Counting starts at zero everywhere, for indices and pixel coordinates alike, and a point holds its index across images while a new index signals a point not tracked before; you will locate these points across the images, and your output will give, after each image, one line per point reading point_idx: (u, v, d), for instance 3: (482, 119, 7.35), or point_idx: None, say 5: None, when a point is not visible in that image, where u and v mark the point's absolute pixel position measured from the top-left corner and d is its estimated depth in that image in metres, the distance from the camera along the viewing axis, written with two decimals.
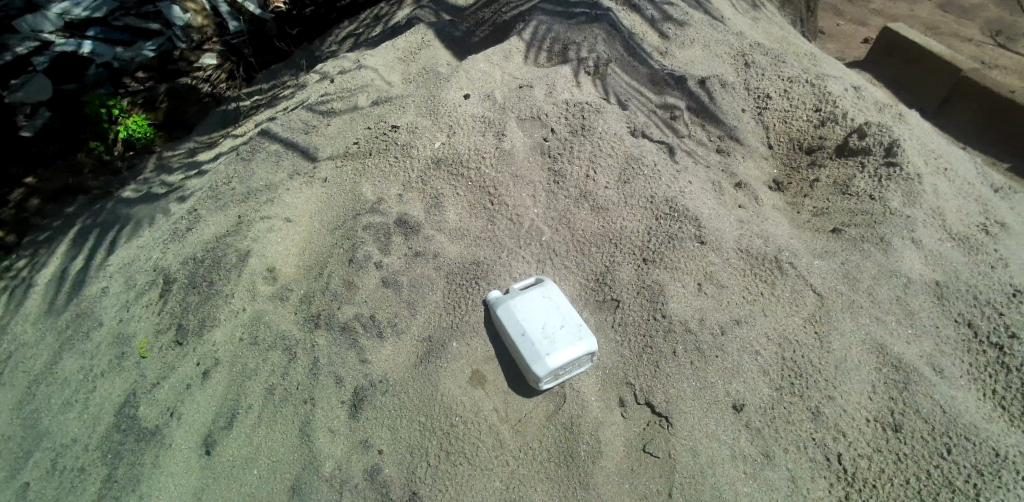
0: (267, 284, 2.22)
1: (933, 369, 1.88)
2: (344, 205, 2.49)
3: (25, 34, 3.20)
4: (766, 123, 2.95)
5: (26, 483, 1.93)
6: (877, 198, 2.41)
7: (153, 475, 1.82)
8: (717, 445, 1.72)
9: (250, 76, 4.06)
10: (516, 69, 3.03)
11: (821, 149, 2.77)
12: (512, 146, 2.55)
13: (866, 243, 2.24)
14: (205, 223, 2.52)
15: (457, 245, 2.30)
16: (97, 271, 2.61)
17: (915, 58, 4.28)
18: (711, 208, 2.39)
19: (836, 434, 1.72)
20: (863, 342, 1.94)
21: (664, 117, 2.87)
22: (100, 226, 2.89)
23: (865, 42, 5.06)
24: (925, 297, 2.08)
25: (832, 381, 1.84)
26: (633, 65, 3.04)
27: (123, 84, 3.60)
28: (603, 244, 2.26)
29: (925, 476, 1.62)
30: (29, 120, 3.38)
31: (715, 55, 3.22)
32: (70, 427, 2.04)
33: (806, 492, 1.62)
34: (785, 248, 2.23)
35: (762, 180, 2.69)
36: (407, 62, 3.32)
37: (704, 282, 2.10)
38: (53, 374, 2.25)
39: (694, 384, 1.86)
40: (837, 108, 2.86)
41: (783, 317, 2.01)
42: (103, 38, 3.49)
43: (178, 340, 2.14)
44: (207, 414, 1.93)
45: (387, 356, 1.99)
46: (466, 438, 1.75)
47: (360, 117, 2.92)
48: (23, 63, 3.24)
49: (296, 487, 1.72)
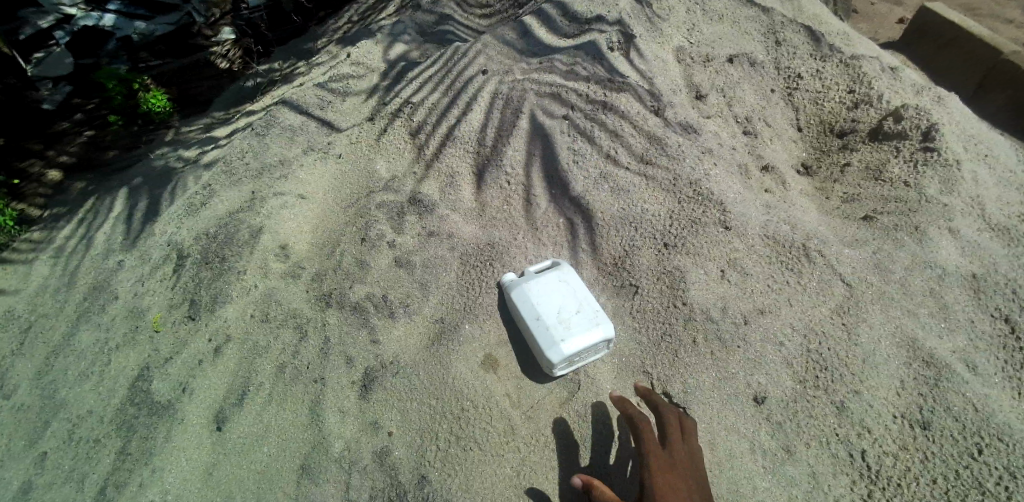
0: (279, 262, 2.19)
1: (966, 366, 1.78)
2: (357, 183, 2.45)
3: (46, 8, 3.46)
4: (796, 105, 2.82)
5: (43, 453, 1.96)
6: (911, 185, 2.29)
7: (166, 450, 1.83)
8: (735, 438, 1.68)
9: (264, 51, 4.02)
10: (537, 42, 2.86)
11: (853, 132, 2.64)
12: (530, 125, 2.46)
13: (900, 232, 2.13)
14: (218, 199, 2.49)
15: (471, 226, 2.25)
16: (115, 245, 2.61)
17: (949, 43, 4.04)
18: (737, 192, 2.27)
19: (860, 430, 1.65)
20: (894, 335, 1.85)
21: (690, 95, 2.71)
22: (117, 201, 2.90)
23: (901, 22, 4.79)
24: (961, 289, 1.98)
25: (858, 376, 1.76)
26: (662, 40, 2.90)
27: (142, 60, 3.81)
28: (623, 228, 2.18)
29: (954, 476, 1.54)
30: (49, 94, 3.58)
31: (746, 33, 3.08)
32: (86, 398, 2.07)
33: (827, 490, 1.56)
34: (815, 236, 2.12)
35: (790, 163, 2.57)
36: (424, 40, 3.25)
37: (728, 269, 2.02)
38: (70, 347, 2.27)
39: (715, 375, 1.80)
40: (872, 90, 2.73)
41: (808, 307, 1.93)
42: (123, 12, 3.72)
43: (191, 315, 2.14)
44: (218, 390, 1.93)
45: (399, 336, 1.96)
46: (477, 423, 1.71)
47: (375, 93, 2.86)
48: (44, 37, 3.49)
49: (305, 466, 1.71)
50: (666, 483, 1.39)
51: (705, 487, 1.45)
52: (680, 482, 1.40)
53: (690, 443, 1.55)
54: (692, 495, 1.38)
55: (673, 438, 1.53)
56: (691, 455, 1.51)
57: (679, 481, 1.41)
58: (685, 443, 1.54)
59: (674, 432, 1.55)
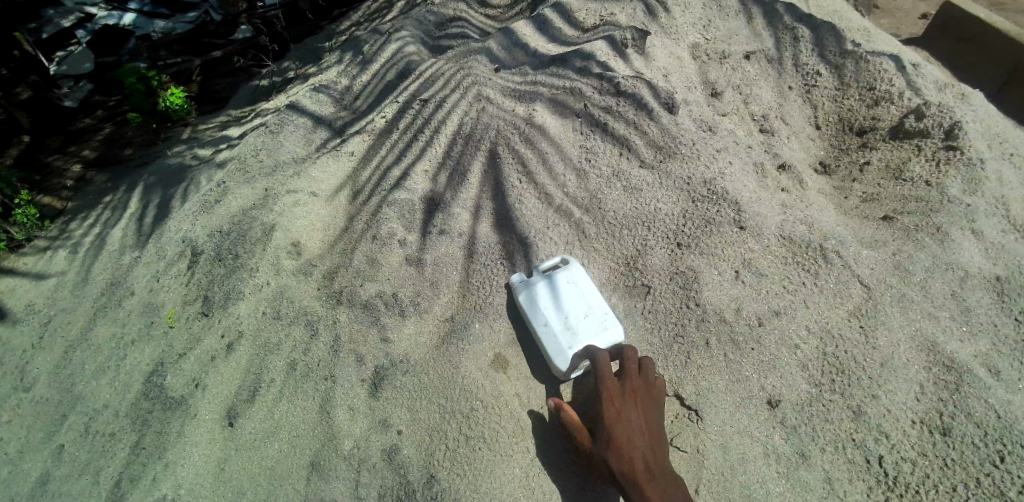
0: (291, 259, 2.20)
1: (989, 371, 1.72)
2: (368, 181, 2.45)
3: (69, 7, 3.52)
4: (813, 102, 2.77)
5: (60, 446, 2.01)
6: (933, 184, 2.23)
7: (179, 444, 1.86)
8: (749, 442, 1.66)
9: (282, 49, 4.01)
10: (536, 49, 2.79)
11: (873, 130, 2.58)
12: (541, 122, 2.41)
13: (921, 233, 2.08)
14: (232, 196, 2.51)
15: (482, 225, 2.24)
16: (132, 241, 2.65)
17: (972, 37, 3.94)
18: (752, 191, 2.22)
19: (878, 435, 1.62)
20: (913, 339, 1.80)
21: (705, 93, 2.67)
22: (134, 197, 2.94)
23: (923, 18, 4.66)
24: (984, 293, 1.91)
25: (876, 379, 1.71)
26: (676, 37, 2.86)
27: (160, 58, 3.83)
28: (635, 227, 2.16)
29: (974, 484, 1.50)
30: (71, 92, 3.68)
31: (763, 30, 3.02)
32: (102, 393, 2.11)
33: (843, 495, 1.53)
34: (832, 236, 2.07)
35: (807, 162, 2.52)
36: (436, 40, 3.26)
37: (742, 270, 1.98)
38: (87, 340, 2.32)
39: (728, 377, 1.78)
40: (893, 87, 2.66)
41: (826, 310, 1.89)
42: (143, 11, 3.78)
43: (204, 311, 2.16)
44: (230, 385, 1.95)
45: (409, 334, 1.96)
46: (486, 424, 1.69)
47: (387, 92, 2.86)
48: (66, 35, 3.56)
49: (315, 463, 1.73)
50: (616, 414, 1.49)
51: (657, 413, 1.55)
52: (630, 412, 1.50)
53: (648, 373, 1.61)
54: (640, 422, 1.49)
55: (631, 375, 1.58)
56: (646, 385, 1.58)
57: (629, 410, 1.51)
58: (642, 373, 1.60)
59: (632, 362, 1.60)
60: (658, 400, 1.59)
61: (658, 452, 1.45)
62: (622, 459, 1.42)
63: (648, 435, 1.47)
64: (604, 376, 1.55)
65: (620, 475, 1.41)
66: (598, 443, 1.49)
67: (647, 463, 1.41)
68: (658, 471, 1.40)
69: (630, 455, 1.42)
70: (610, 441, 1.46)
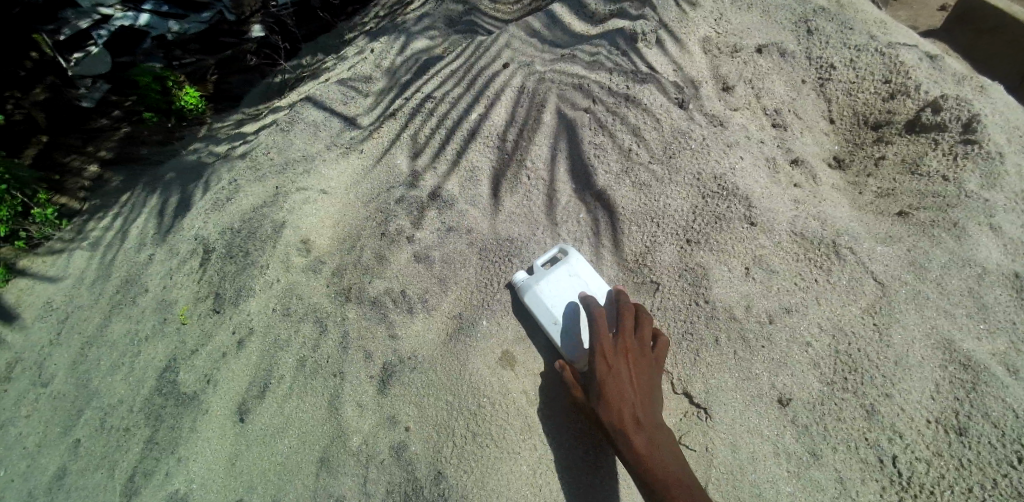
0: (301, 256, 2.21)
1: (1007, 369, 1.68)
2: (379, 178, 2.46)
3: (85, 9, 3.30)
4: (827, 95, 2.70)
5: (77, 441, 2.06)
6: (950, 179, 2.19)
7: (193, 440, 1.89)
8: (759, 441, 1.65)
9: (292, 48, 4.14)
10: (558, 37, 2.85)
11: (889, 124, 2.52)
12: (549, 120, 2.41)
13: (937, 228, 2.04)
14: (243, 194, 2.53)
15: (491, 222, 2.23)
16: (146, 239, 2.69)
17: (988, 29, 3.86)
18: (763, 186, 2.19)
19: (891, 434, 1.59)
20: (929, 337, 1.77)
21: (717, 87, 2.63)
22: (147, 195, 2.99)
23: (942, 9, 4.54)
24: (1003, 290, 1.87)
25: (890, 378, 1.69)
26: (688, 29, 2.81)
27: (175, 56, 3.74)
28: (644, 223, 2.14)
29: (992, 485, 1.47)
30: (88, 92, 3.55)
31: (775, 22, 2.97)
32: (117, 388, 2.15)
33: (855, 495, 1.52)
34: (845, 231, 2.03)
35: (820, 156, 2.48)
36: (445, 35, 3.25)
37: (753, 267, 1.96)
38: (102, 337, 2.36)
39: (738, 375, 1.76)
40: (910, 80, 2.59)
41: (839, 307, 1.85)
42: (158, 10, 3.56)
43: (215, 308, 2.19)
44: (240, 381, 1.97)
45: (417, 331, 1.97)
46: (493, 420, 1.69)
47: (396, 89, 2.86)
48: (84, 36, 3.37)
49: (324, 458, 1.74)
50: (607, 368, 1.50)
51: (653, 370, 1.55)
52: (622, 366, 1.51)
53: (645, 331, 1.61)
54: (631, 376, 1.49)
55: (625, 332, 1.58)
56: (641, 344, 1.58)
57: (621, 366, 1.51)
58: (638, 334, 1.60)
59: (628, 323, 1.61)
60: (655, 358, 1.60)
61: (648, 406, 1.46)
62: (611, 411, 1.43)
63: (639, 388, 1.48)
64: (597, 332, 1.56)
65: (608, 426, 1.42)
66: (590, 398, 1.50)
67: (634, 415, 1.41)
68: (645, 423, 1.40)
69: (619, 408, 1.43)
70: (599, 395, 1.47)
